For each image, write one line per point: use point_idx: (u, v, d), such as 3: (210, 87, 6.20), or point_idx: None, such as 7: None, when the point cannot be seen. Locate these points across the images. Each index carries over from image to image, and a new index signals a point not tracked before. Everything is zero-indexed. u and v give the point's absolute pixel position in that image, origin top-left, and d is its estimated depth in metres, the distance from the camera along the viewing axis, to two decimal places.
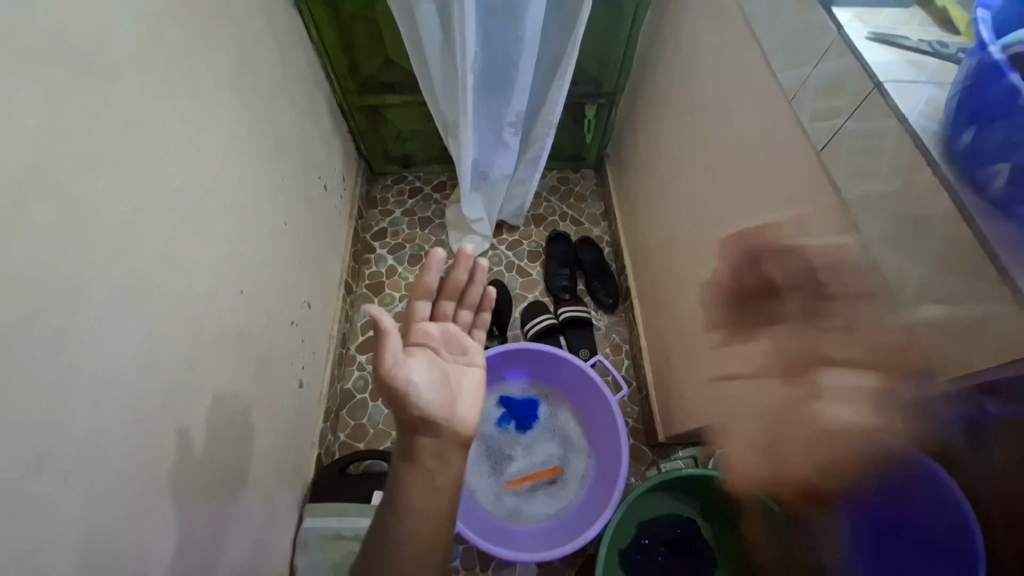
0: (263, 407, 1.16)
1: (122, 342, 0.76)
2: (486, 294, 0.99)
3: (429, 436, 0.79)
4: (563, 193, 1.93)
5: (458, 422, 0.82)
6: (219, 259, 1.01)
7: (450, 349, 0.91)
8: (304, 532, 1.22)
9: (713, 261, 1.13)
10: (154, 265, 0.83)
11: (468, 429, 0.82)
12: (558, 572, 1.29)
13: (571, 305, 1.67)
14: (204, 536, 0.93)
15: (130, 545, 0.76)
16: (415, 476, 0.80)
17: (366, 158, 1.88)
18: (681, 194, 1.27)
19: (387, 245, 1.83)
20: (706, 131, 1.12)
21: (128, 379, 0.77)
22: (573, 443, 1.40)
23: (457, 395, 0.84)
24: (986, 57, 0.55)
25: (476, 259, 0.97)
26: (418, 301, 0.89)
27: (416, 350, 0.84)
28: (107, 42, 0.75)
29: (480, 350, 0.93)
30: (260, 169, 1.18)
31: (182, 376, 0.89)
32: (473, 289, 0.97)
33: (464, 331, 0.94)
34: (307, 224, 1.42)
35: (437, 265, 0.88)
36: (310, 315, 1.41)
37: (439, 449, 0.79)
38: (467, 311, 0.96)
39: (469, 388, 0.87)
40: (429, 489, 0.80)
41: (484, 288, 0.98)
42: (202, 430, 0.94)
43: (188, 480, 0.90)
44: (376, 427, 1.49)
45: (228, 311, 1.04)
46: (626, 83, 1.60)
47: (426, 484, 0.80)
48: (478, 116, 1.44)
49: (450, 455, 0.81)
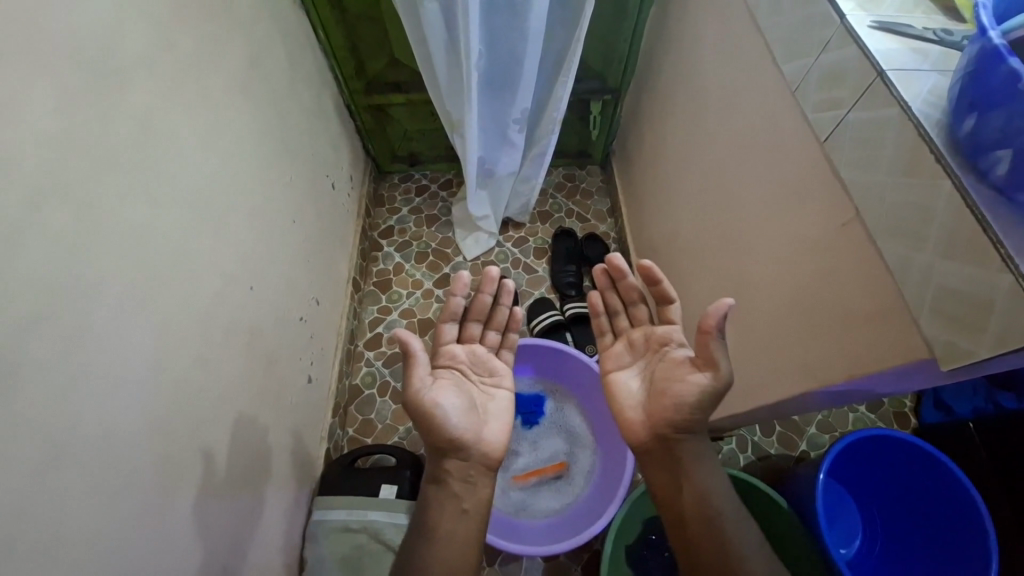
0: (273, 402, 1.18)
1: (134, 336, 0.78)
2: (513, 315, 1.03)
3: (457, 455, 0.88)
4: (569, 190, 1.93)
5: (485, 442, 0.90)
6: (228, 255, 1.03)
7: (478, 371, 0.98)
8: (313, 526, 1.24)
9: (718, 255, 1.12)
10: (165, 262, 0.86)
11: (493, 450, 0.90)
12: (564, 566, 1.29)
13: (578, 301, 1.67)
14: (215, 528, 0.95)
15: (143, 534, 0.78)
16: (444, 497, 0.88)
17: (373, 157, 1.90)
18: (687, 190, 1.27)
19: (394, 243, 1.85)
20: (711, 125, 1.11)
21: (140, 372, 0.79)
22: (578, 439, 1.41)
23: (484, 418, 0.92)
24: (986, 42, 0.54)
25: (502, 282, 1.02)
26: (446, 325, 0.98)
27: (445, 374, 0.93)
28: (117, 44, 0.77)
29: (507, 372, 0.99)
30: (269, 168, 1.21)
31: (193, 370, 0.91)
32: (498, 311, 1.02)
33: (492, 353, 1.01)
34: (314, 221, 1.44)
35: (462, 289, 0.96)
36: (318, 313, 1.43)
37: (466, 473, 0.88)
38: (494, 332, 1.02)
39: (496, 411, 0.94)
40: (456, 511, 0.87)
41: (511, 310, 1.02)
42: (212, 425, 0.96)
43: (200, 473, 0.92)
44: (384, 423, 1.51)
45: (238, 309, 1.06)
46: (630, 79, 1.59)
47: (454, 508, 0.87)
48: (483, 114, 1.45)
49: (476, 476, 0.89)
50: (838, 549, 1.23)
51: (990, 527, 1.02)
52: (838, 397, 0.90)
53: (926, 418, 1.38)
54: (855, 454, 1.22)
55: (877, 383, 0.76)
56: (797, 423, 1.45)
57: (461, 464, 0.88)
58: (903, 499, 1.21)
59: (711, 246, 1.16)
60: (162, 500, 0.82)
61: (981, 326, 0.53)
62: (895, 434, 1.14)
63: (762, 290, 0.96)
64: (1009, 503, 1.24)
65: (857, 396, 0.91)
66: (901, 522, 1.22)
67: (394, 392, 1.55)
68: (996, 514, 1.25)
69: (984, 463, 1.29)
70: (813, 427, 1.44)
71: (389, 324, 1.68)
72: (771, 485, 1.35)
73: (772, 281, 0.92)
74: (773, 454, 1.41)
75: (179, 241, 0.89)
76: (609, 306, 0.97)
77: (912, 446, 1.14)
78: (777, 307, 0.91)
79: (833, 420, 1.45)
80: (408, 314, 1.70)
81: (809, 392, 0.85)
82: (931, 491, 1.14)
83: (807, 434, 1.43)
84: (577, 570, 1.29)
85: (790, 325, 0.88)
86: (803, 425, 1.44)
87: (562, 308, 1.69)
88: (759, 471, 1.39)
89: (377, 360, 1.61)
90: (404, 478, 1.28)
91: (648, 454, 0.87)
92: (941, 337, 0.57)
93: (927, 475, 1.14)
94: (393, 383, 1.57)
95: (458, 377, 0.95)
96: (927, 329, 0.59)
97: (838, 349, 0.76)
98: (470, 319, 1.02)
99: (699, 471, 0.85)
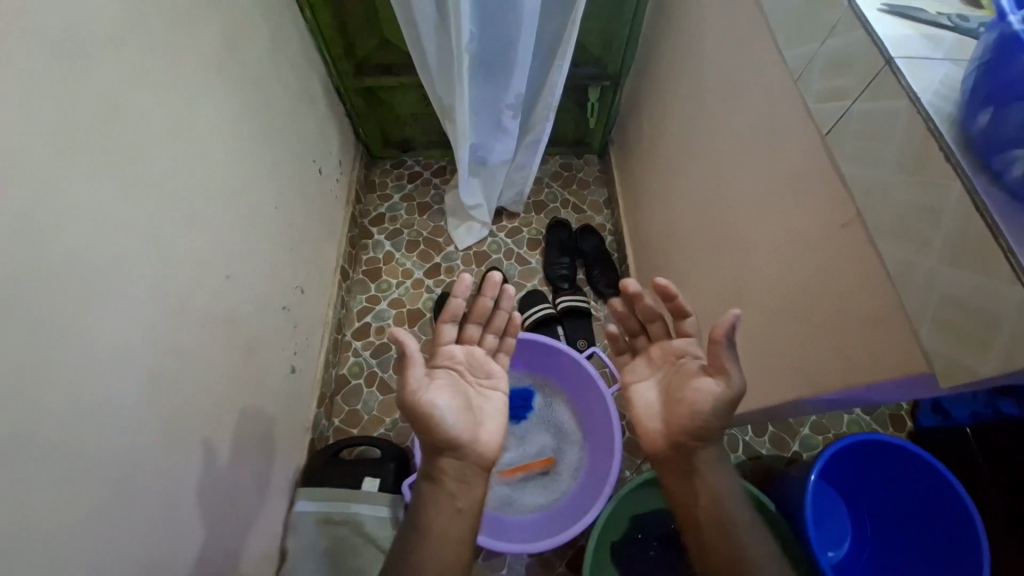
0: (254, 393, 1.16)
1: (101, 327, 0.74)
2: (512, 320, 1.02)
3: (452, 454, 0.85)
4: (565, 179, 1.88)
5: (480, 444, 0.87)
6: (206, 242, 0.99)
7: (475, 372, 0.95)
8: (294, 518, 1.22)
9: (714, 252, 1.08)
10: (138, 250, 0.82)
11: (488, 451, 0.88)
12: (547, 563, 1.28)
13: (571, 294, 1.63)
14: (191, 525, 0.92)
15: (112, 531, 0.75)
16: (438, 497, 0.85)
17: (364, 142, 1.85)
18: (684, 182, 1.22)
19: (385, 231, 1.80)
20: (710, 115, 1.06)
21: (108, 365, 0.75)
22: (566, 435, 1.38)
23: (480, 419, 0.89)
24: (1005, 28, 0.50)
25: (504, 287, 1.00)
26: (445, 326, 0.95)
27: (442, 373, 0.90)
28: (80, 15, 0.72)
29: (505, 375, 0.97)
30: (250, 151, 1.16)
31: (168, 362, 0.88)
32: (498, 315, 1.00)
33: (489, 356, 0.99)
34: (300, 208, 1.40)
35: (464, 292, 0.93)
36: (303, 302, 1.40)
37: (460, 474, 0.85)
38: (493, 335, 1.00)
39: (492, 412, 0.92)
40: (452, 512, 0.85)
41: (511, 314, 1.01)
42: (188, 419, 0.93)
43: (176, 466, 0.89)
44: (370, 414, 1.49)
45: (215, 298, 1.03)
46: (630, 65, 1.53)
47: (448, 508, 0.85)
48: (476, 100, 1.40)
49: (470, 478, 0.87)
50: (826, 552, 1.21)
51: (983, 537, 1.00)
52: (832, 403, 0.87)
53: (923, 422, 1.35)
54: (846, 458, 1.20)
55: (875, 391, 0.73)
56: (789, 423, 1.42)
57: (441, 464, 0.85)
58: (895, 505, 1.19)
59: (709, 240, 1.11)
60: (136, 495, 0.80)
61: (988, 339, 0.49)
62: (887, 438, 1.12)
63: (757, 289, 0.92)
64: (1004, 510, 1.22)
65: (851, 403, 0.86)
66: (892, 528, 1.20)
67: (381, 383, 1.52)
68: (990, 520, 1.23)
69: (979, 468, 1.26)
70: (806, 428, 1.42)
71: (378, 313, 1.65)
72: (761, 486, 1.33)
73: (767, 280, 0.88)
74: (765, 454, 1.39)
75: (151, 225, 0.85)
76: (627, 324, 0.94)
77: (905, 451, 1.12)
78: (772, 308, 0.87)
79: (827, 421, 1.42)
80: (398, 304, 1.67)
81: (802, 398, 0.82)
82: (924, 497, 1.12)
83: (800, 435, 1.41)
84: (560, 566, 1.28)
85: (785, 327, 0.85)
86: (796, 425, 1.42)
87: (554, 300, 1.65)
88: (749, 471, 1.37)
89: (365, 351, 1.59)
90: (387, 471, 1.26)
91: (664, 463, 0.84)
92: (943, 348, 0.54)
93: (920, 482, 1.12)
94: (380, 374, 1.54)
95: (455, 377, 0.92)
96: (930, 339, 0.55)
97: (833, 354, 0.73)
98: (469, 322, 1.00)
99: (710, 476, 0.82)
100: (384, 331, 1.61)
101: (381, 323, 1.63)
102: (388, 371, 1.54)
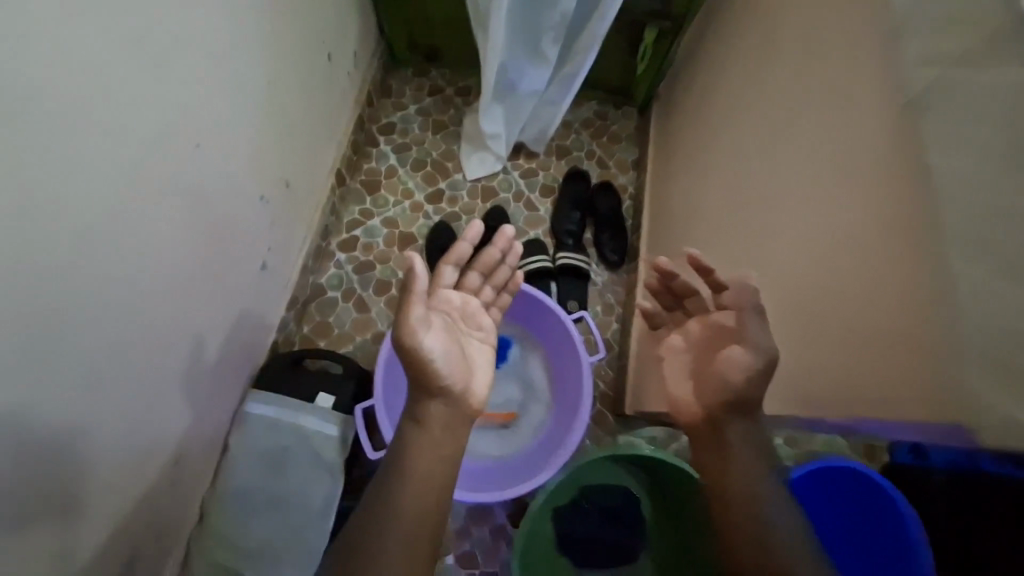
0: (223, 283, 1.07)
1: (34, 171, 0.62)
2: (513, 276, 0.99)
3: (442, 399, 0.82)
4: (595, 128, 1.72)
5: (471, 392, 0.84)
6: (190, 105, 0.86)
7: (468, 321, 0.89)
8: (244, 418, 1.19)
9: (745, 235, 0.96)
10: (100, 93, 0.69)
11: (478, 400, 0.85)
12: (489, 511, 1.27)
13: (573, 251, 1.52)
14: (129, 405, 0.87)
15: (31, 392, 0.68)
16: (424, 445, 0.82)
17: (387, 39, 1.67)
18: (729, 154, 1.08)
19: (393, 143, 1.67)
20: (785, 75, 0.90)
21: (44, 216, 0.64)
22: (536, 393, 1.33)
23: (472, 367, 0.85)
24: None
25: (511, 241, 0.95)
26: (445, 269, 0.87)
27: (437, 315, 0.84)
28: None
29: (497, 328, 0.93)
30: (258, 8, 1.01)
31: (126, 230, 0.77)
32: (501, 269, 0.96)
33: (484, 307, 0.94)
34: (302, 92, 1.26)
35: (474, 238, 0.85)
36: (287, 200, 1.30)
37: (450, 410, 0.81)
38: (491, 289, 0.95)
39: (482, 362, 0.88)
40: (436, 459, 0.82)
41: (512, 271, 0.97)
42: (154, 300, 0.86)
43: (127, 346, 0.83)
44: (341, 329, 1.43)
45: (200, 175, 0.93)
46: (698, 9, 1.33)
47: (432, 454, 0.82)
48: (517, 11, 1.23)
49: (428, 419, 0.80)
50: None
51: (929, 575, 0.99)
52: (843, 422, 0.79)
53: (898, 458, 1.29)
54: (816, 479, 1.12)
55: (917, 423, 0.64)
56: None
57: (429, 406, 0.82)
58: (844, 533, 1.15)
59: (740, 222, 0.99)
60: (74, 370, 0.74)
61: None
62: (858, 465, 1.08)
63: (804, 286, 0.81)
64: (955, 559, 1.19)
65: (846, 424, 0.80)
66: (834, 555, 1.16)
67: (359, 300, 1.46)
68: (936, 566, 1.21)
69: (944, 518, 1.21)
70: (778, 438, 1.37)
71: (369, 229, 1.55)
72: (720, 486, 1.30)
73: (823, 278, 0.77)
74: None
75: (133, 74, 0.74)
76: (665, 298, 1.00)
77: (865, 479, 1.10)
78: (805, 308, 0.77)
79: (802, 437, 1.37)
80: (391, 224, 1.56)
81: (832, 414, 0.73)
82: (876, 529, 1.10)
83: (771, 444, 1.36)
84: (500, 517, 1.28)
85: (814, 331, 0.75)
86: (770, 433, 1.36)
87: (554, 254, 1.54)
88: None
89: (348, 264, 1.50)
90: (345, 394, 1.23)
91: (698, 438, 0.86)
92: None
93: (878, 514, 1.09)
94: (359, 292, 1.47)
95: (449, 322, 0.85)
96: None
97: None
98: (469, 268, 0.94)
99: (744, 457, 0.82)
100: (370, 249, 1.52)
101: (370, 240, 1.53)
102: (367, 290, 1.47)
